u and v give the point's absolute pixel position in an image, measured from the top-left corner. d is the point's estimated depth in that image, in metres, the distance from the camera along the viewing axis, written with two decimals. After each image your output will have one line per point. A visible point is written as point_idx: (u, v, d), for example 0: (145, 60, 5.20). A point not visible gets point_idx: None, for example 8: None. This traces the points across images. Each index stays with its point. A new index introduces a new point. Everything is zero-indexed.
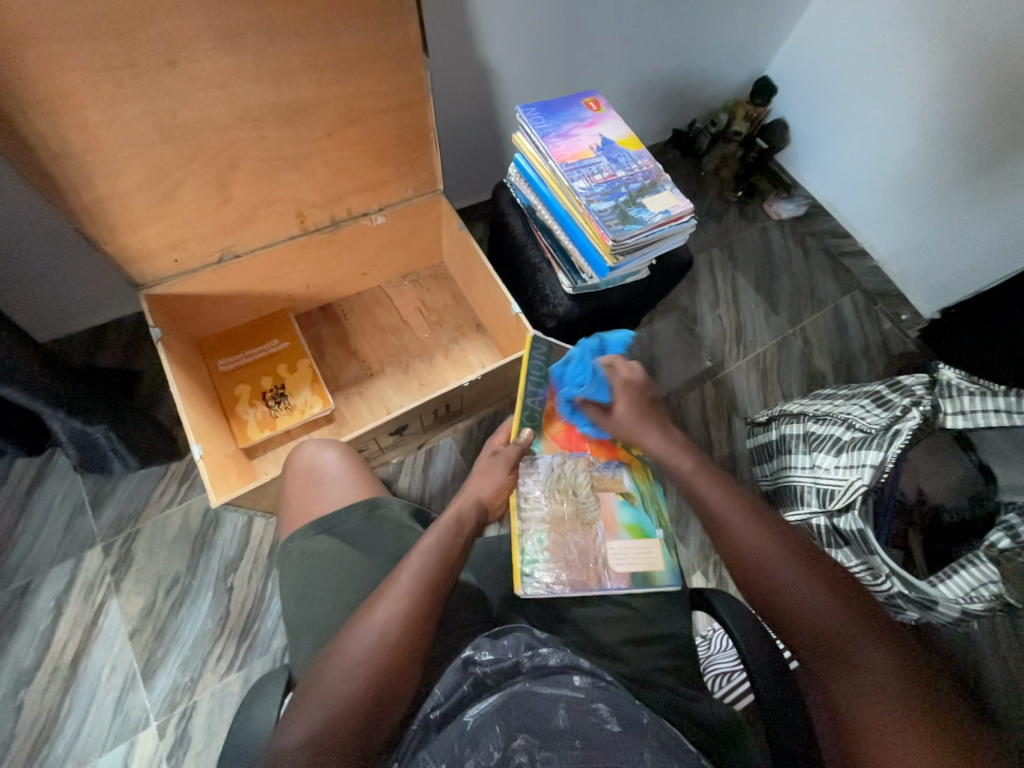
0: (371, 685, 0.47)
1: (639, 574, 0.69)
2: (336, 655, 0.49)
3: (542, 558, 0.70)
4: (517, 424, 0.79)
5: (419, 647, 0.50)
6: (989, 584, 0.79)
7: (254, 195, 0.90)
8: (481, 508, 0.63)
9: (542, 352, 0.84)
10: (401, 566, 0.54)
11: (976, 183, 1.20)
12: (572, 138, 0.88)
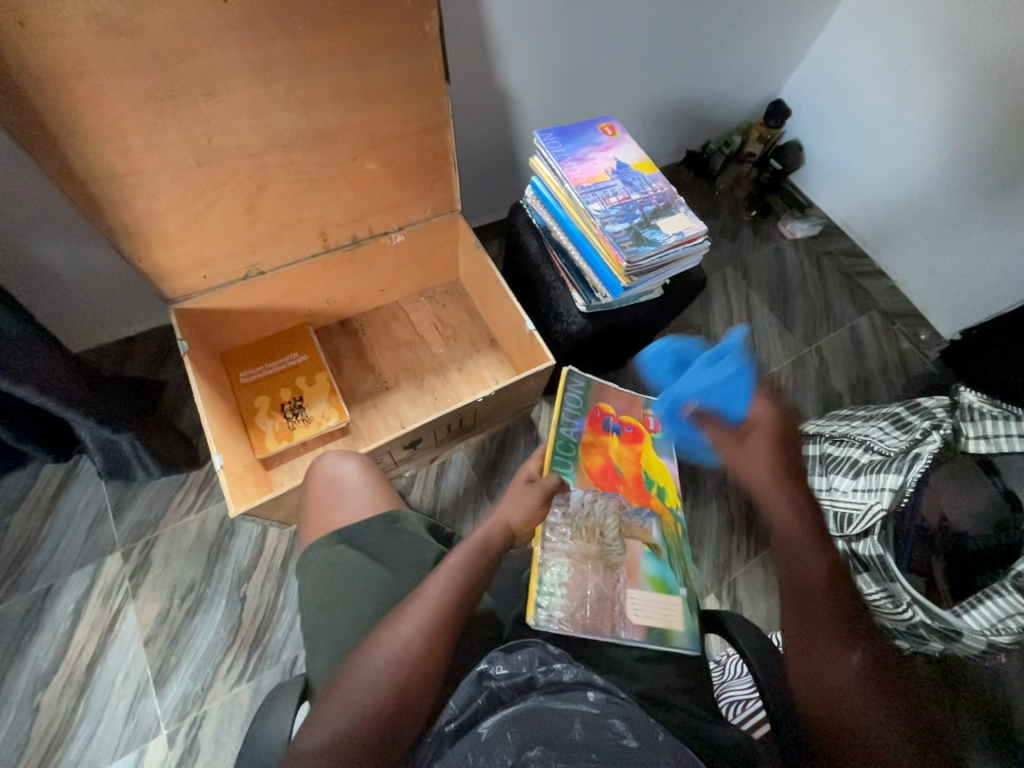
0: (393, 698, 0.47)
1: (654, 630, 0.65)
2: (356, 667, 0.48)
3: (557, 594, 0.66)
4: (552, 455, 0.75)
5: (437, 664, 0.49)
6: (1016, 616, 0.77)
7: (280, 216, 0.93)
8: (509, 533, 0.60)
9: (579, 387, 0.86)
10: (427, 581, 0.54)
11: (994, 205, 1.20)
12: (588, 161, 0.90)
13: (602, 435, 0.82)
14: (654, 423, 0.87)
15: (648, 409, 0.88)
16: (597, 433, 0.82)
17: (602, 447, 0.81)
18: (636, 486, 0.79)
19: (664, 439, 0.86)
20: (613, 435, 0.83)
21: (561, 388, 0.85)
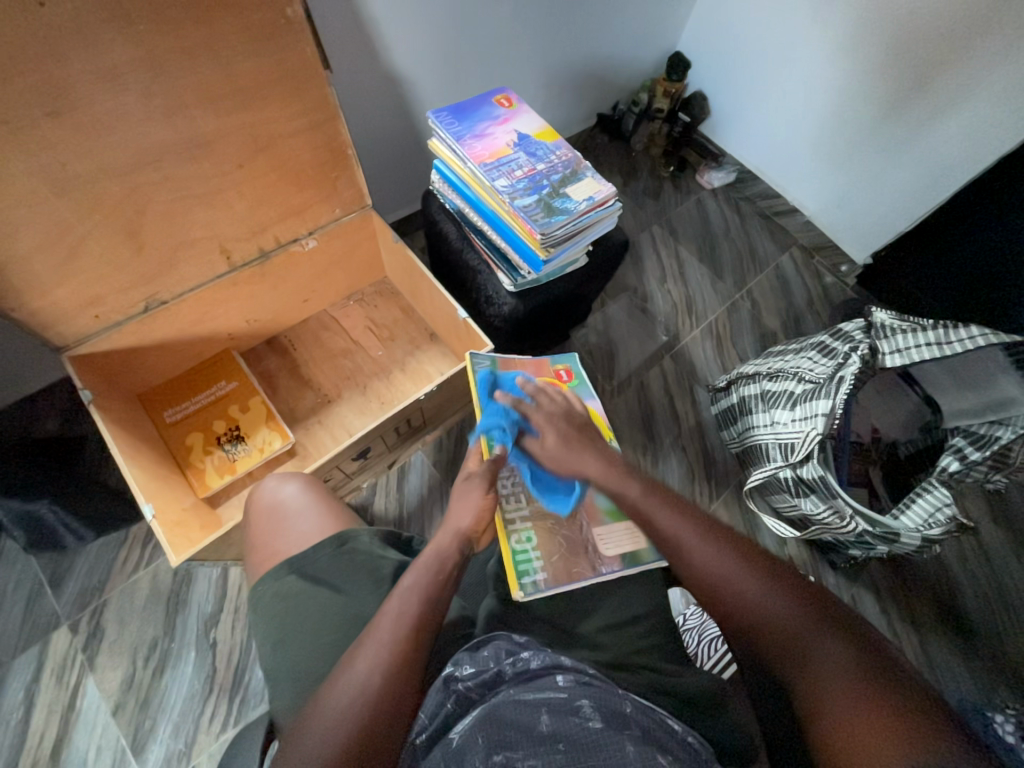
0: (357, 739, 0.45)
1: (628, 555, 0.69)
2: (313, 714, 0.47)
3: (534, 558, 0.68)
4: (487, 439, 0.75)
5: (397, 701, 0.48)
6: (945, 507, 0.86)
7: (171, 238, 0.86)
8: (462, 539, 0.62)
9: (488, 365, 0.84)
10: (379, 613, 0.54)
11: (883, 132, 1.26)
12: (488, 137, 0.88)
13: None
14: (566, 377, 0.89)
15: (558, 366, 0.90)
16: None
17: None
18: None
19: (580, 386, 0.88)
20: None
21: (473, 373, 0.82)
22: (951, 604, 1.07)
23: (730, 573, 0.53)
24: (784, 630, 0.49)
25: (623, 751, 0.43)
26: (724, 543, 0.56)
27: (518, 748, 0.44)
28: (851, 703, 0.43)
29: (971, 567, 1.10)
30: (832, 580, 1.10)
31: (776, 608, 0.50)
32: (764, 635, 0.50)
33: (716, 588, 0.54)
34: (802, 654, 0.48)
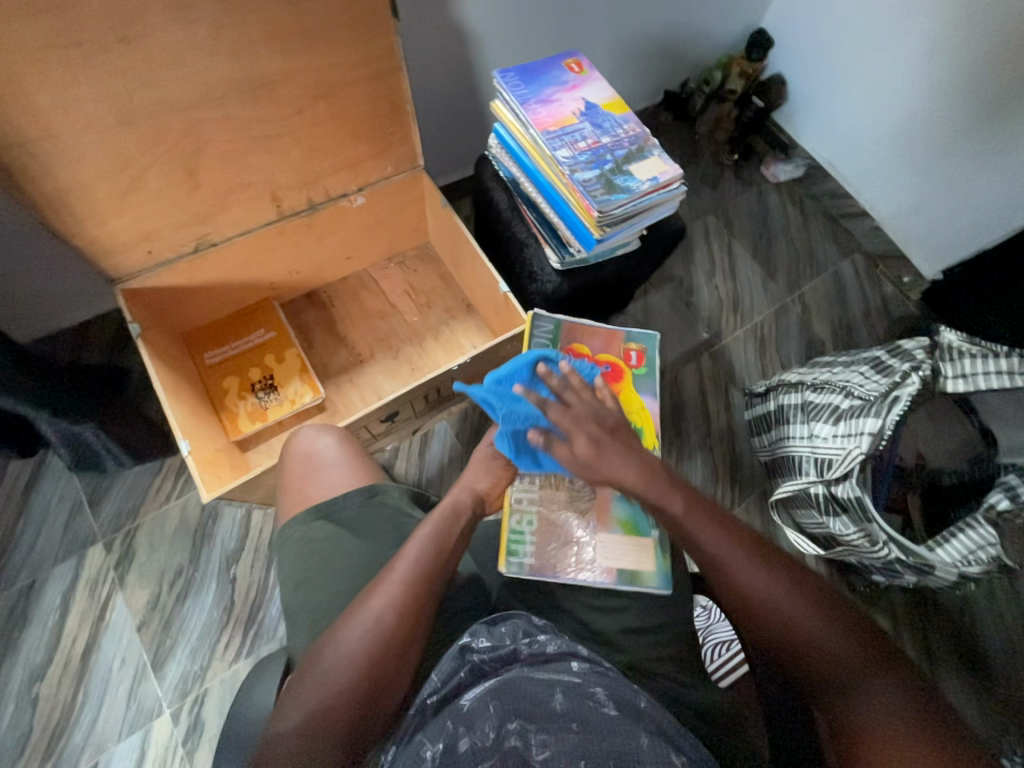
0: (367, 672, 0.48)
1: (625, 571, 0.66)
2: (330, 646, 0.50)
3: (527, 543, 0.68)
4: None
5: (408, 640, 0.51)
6: (987, 547, 0.82)
7: (225, 180, 0.86)
8: (476, 498, 0.64)
9: (548, 328, 0.86)
10: (397, 557, 0.56)
11: (981, 135, 1.14)
12: (553, 103, 0.83)
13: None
14: (636, 360, 0.86)
15: (630, 346, 0.86)
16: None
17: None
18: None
19: (646, 377, 0.84)
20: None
21: (529, 333, 0.86)
22: (973, 643, 1.03)
23: (784, 601, 0.51)
24: (831, 666, 0.49)
25: (637, 740, 0.44)
26: (778, 587, 0.52)
27: (531, 721, 0.45)
28: (892, 739, 0.44)
29: (1000, 609, 1.05)
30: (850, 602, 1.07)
31: (832, 640, 0.49)
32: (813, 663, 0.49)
33: (770, 633, 0.51)
34: (851, 686, 0.47)
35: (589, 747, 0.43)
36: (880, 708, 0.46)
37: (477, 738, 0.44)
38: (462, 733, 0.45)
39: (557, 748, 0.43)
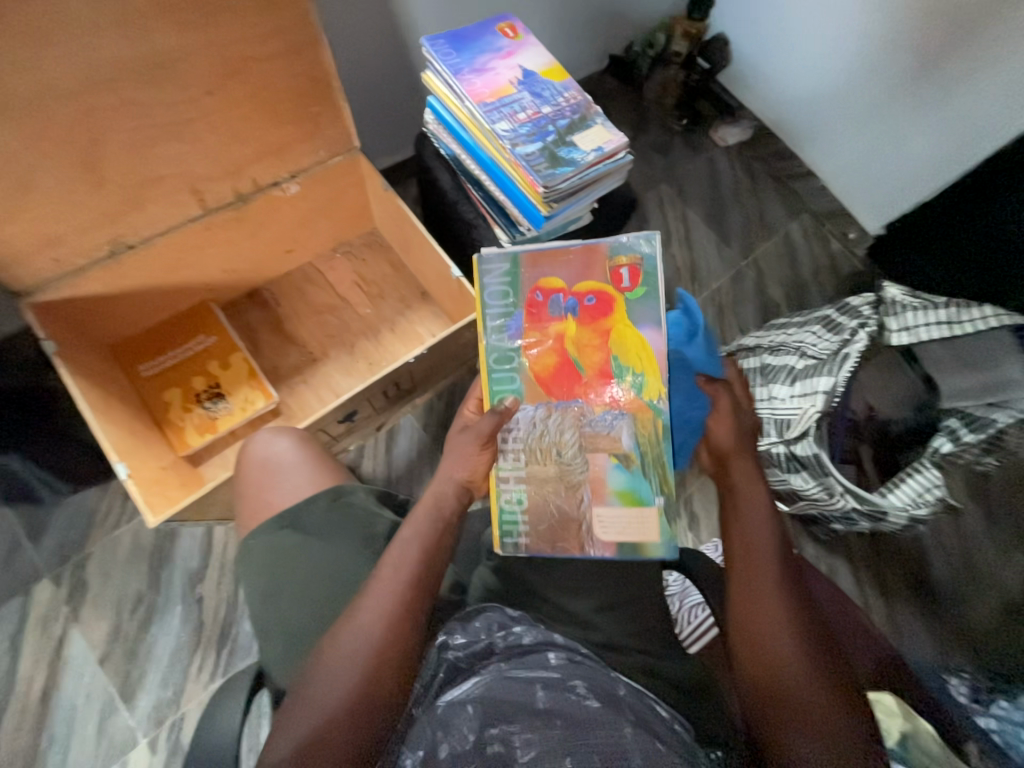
0: (364, 687, 0.47)
1: (627, 543, 0.62)
2: (321, 664, 0.48)
3: (520, 520, 0.63)
4: (488, 378, 0.65)
5: (404, 649, 0.49)
6: (934, 489, 0.87)
7: (133, 174, 0.78)
8: (461, 488, 0.59)
9: (501, 271, 0.64)
10: (379, 563, 0.53)
11: (916, 89, 1.17)
12: (489, 72, 0.79)
13: (546, 328, 0.64)
14: (629, 279, 0.64)
15: (619, 261, 0.64)
16: (542, 326, 0.65)
17: (554, 341, 0.64)
18: (604, 385, 0.63)
19: (643, 300, 0.63)
20: (567, 318, 0.64)
21: (478, 286, 0.66)
22: (921, 576, 1.11)
23: (768, 549, 0.56)
24: (792, 611, 0.53)
25: (620, 731, 0.45)
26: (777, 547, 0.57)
27: (513, 722, 0.45)
28: (813, 679, 0.50)
29: (944, 541, 1.13)
30: (812, 551, 1.12)
31: (796, 594, 0.54)
32: (775, 602, 0.54)
33: (756, 554, 0.56)
34: (800, 630, 0.52)
35: (573, 743, 0.44)
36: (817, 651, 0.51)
37: (456, 741, 0.45)
38: (442, 738, 0.45)
39: (539, 746, 0.44)
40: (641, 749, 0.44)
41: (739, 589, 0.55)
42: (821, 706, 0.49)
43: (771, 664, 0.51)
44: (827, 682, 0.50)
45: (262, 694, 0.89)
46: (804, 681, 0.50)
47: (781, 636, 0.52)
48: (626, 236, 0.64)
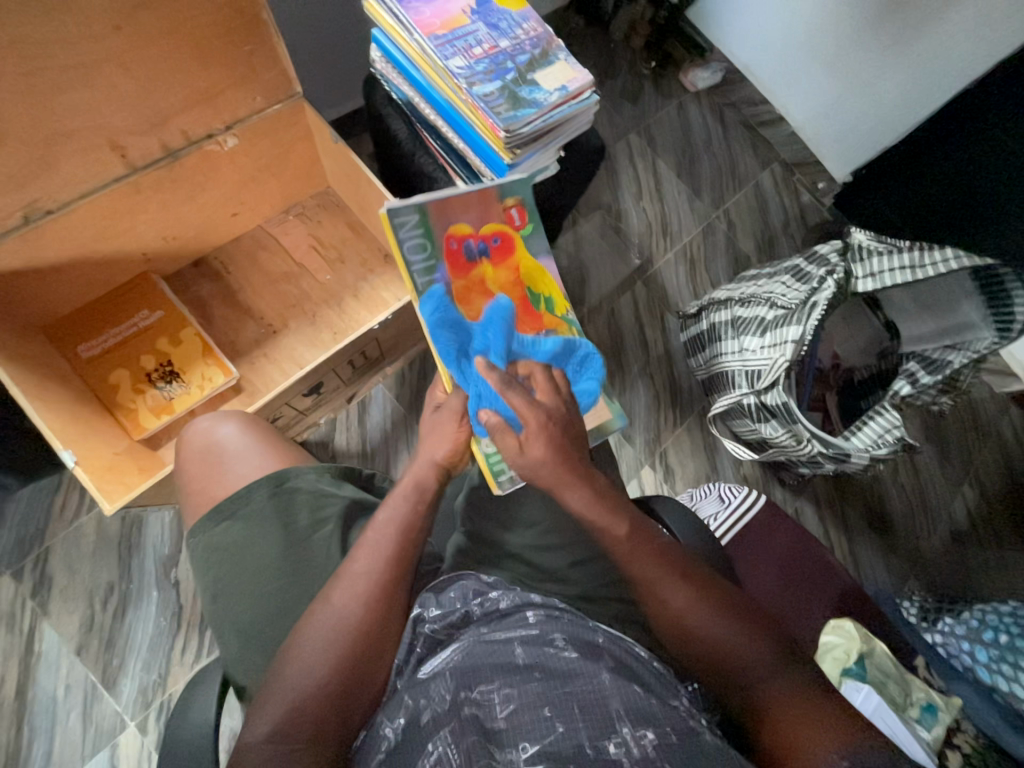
0: (341, 668, 0.47)
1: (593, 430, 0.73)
2: (297, 646, 0.48)
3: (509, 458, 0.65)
4: (433, 336, 0.63)
5: (380, 623, 0.49)
6: (894, 429, 0.89)
7: (38, 127, 0.68)
8: (438, 469, 0.59)
9: (414, 224, 0.64)
10: (356, 548, 0.53)
11: (885, 27, 1.12)
12: (439, 1, 0.72)
13: (466, 275, 0.67)
14: (519, 219, 0.73)
15: (507, 202, 0.72)
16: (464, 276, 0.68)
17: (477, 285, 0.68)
18: (528, 312, 0.70)
19: (535, 234, 0.75)
20: (483, 262, 0.69)
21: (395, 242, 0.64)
22: (880, 513, 1.18)
23: (646, 551, 0.55)
24: (691, 599, 0.53)
25: (599, 678, 0.46)
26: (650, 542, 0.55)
27: (493, 680, 0.46)
28: (736, 646, 0.51)
29: (900, 479, 1.20)
30: (780, 495, 1.18)
31: (688, 580, 0.54)
32: (673, 598, 0.53)
33: (641, 558, 0.54)
34: (707, 612, 0.52)
35: (552, 693, 0.45)
36: (727, 622, 0.52)
37: (434, 704, 0.45)
38: (422, 705, 0.45)
39: (520, 698, 0.44)
40: (621, 694, 0.45)
41: (643, 596, 0.54)
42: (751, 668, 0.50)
43: (698, 652, 0.52)
44: (739, 638, 0.51)
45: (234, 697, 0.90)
46: (728, 653, 0.51)
47: (690, 628, 0.52)
48: (506, 178, 0.72)
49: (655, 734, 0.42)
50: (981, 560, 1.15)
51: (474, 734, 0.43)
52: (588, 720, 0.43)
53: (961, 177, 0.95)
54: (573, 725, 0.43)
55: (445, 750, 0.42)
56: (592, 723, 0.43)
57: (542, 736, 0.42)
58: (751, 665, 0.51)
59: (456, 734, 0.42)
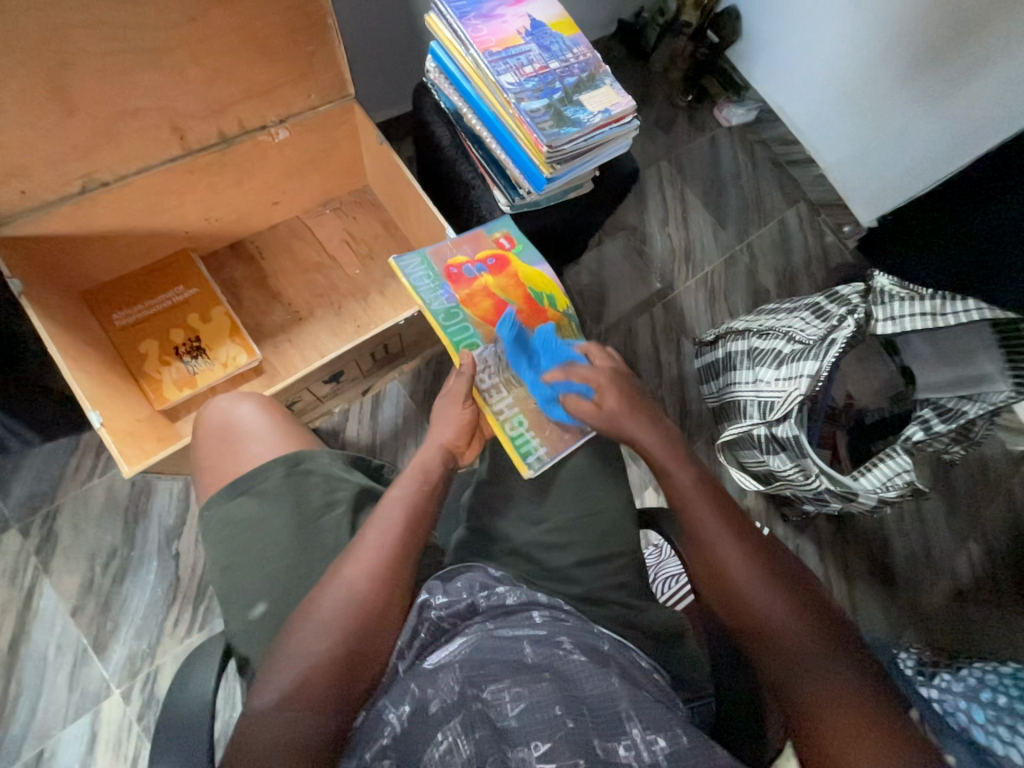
0: (345, 645, 0.48)
1: None
2: (304, 619, 0.49)
3: (532, 438, 0.67)
4: (447, 337, 0.69)
5: (385, 605, 0.50)
6: (904, 472, 0.89)
7: (109, 104, 0.72)
8: (445, 453, 0.63)
9: (416, 265, 0.73)
10: (367, 525, 0.54)
11: (920, 82, 1.16)
12: (496, 20, 0.75)
13: (470, 285, 0.73)
14: (509, 243, 0.77)
15: (496, 234, 0.77)
16: (468, 288, 0.73)
17: (482, 292, 0.73)
18: (531, 309, 0.73)
19: (526, 250, 0.77)
20: (483, 276, 0.73)
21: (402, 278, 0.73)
22: (883, 560, 1.16)
23: (725, 543, 0.56)
24: (763, 598, 0.53)
25: (609, 683, 0.47)
26: (737, 535, 0.57)
27: (503, 679, 0.46)
28: (817, 654, 0.49)
29: (906, 527, 1.18)
30: (783, 531, 1.17)
31: (766, 586, 0.53)
32: (748, 590, 0.53)
33: (725, 548, 0.56)
34: (786, 610, 0.52)
35: (563, 693, 0.45)
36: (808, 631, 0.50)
37: (442, 695, 0.45)
38: (430, 695, 0.46)
39: (532, 697, 0.45)
40: (629, 697, 0.46)
41: (720, 588, 0.55)
42: (840, 683, 0.47)
43: (776, 653, 0.50)
44: (824, 645, 0.50)
45: (230, 669, 0.92)
46: (812, 659, 0.49)
47: (765, 625, 0.52)
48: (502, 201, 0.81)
49: (666, 742, 0.43)
50: (984, 619, 1.12)
51: (486, 729, 0.43)
52: (596, 723, 0.44)
53: (987, 233, 0.96)
54: (583, 723, 0.43)
55: (455, 741, 0.42)
56: (602, 727, 0.43)
57: (552, 734, 0.42)
58: (820, 666, 0.48)
59: (467, 726, 0.43)
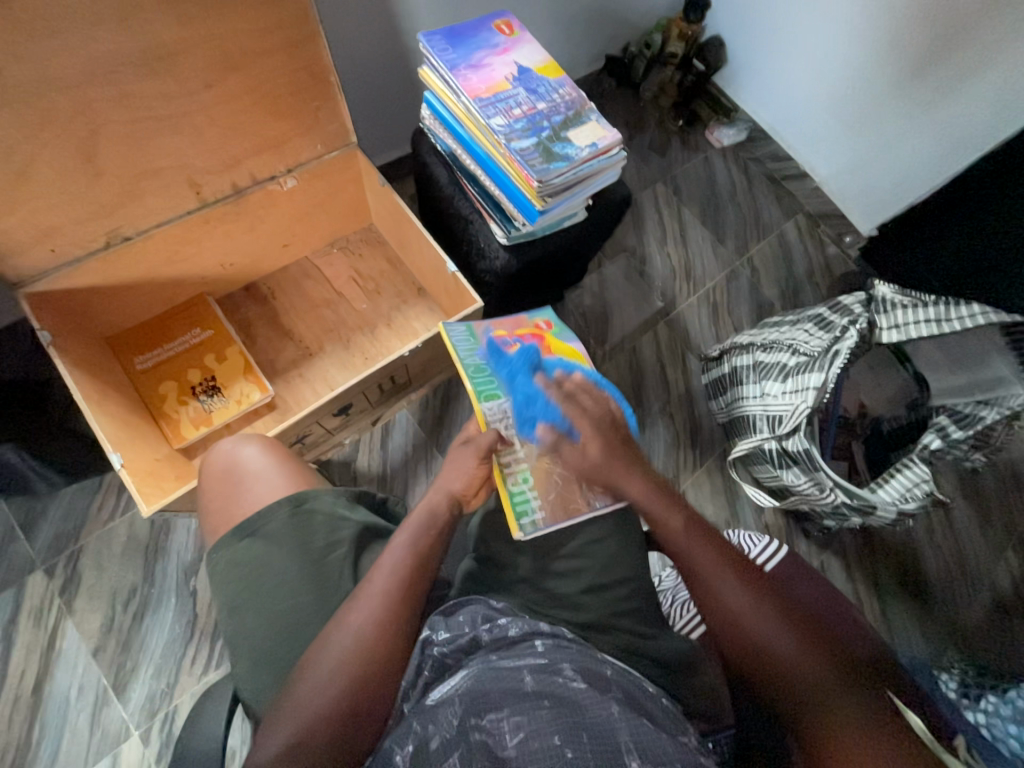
0: (349, 692, 0.49)
1: None
2: (313, 662, 0.50)
3: (531, 499, 0.67)
4: (472, 388, 0.73)
5: (390, 650, 0.51)
6: (922, 483, 0.87)
7: (131, 166, 0.78)
8: (453, 502, 0.63)
9: (461, 329, 0.80)
10: (373, 568, 0.55)
11: (907, 92, 1.18)
12: (485, 68, 0.80)
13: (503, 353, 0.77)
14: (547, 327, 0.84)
15: (537, 320, 0.85)
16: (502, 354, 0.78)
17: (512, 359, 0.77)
18: None
19: (562, 334, 0.84)
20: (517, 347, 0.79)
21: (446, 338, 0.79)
22: (913, 575, 1.11)
23: (731, 590, 0.55)
24: (775, 645, 0.51)
25: (609, 713, 0.46)
26: (742, 578, 0.56)
27: (502, 707, 0.45)
28: (838, 702, 0.48)
29: (935, 540, 1.14)
30: (805, 548, 1.13)
31: (778, 629, 0.52)
32: (759, 637, 0.52)
33: (731, 592, 0.55)
34: (798, 655, 0.51)
35: (561, 721, 0.44)
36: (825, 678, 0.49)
37: (442, 730, 0.44)
38: (430, 732, 0.45)
39: (533, 725, 0.44)
40: (630, 728, 0.44)
41: (731, 634, 0.53)
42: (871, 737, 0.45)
43: (798, 707, 0.48)
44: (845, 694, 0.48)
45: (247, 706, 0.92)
46: (835, 710, 0.47)
47: (780, 671, 0.50)
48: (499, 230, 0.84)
49: None
50: None
51: (484, 760, 0.42)
52: (597, 751, 0.42)
53: None
54: (582, 752, 0.42)
55: None
56: (602, 755, 0.42)
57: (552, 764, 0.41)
58: (846, 717, 0.47)
59: (466, 758, 0.42)
